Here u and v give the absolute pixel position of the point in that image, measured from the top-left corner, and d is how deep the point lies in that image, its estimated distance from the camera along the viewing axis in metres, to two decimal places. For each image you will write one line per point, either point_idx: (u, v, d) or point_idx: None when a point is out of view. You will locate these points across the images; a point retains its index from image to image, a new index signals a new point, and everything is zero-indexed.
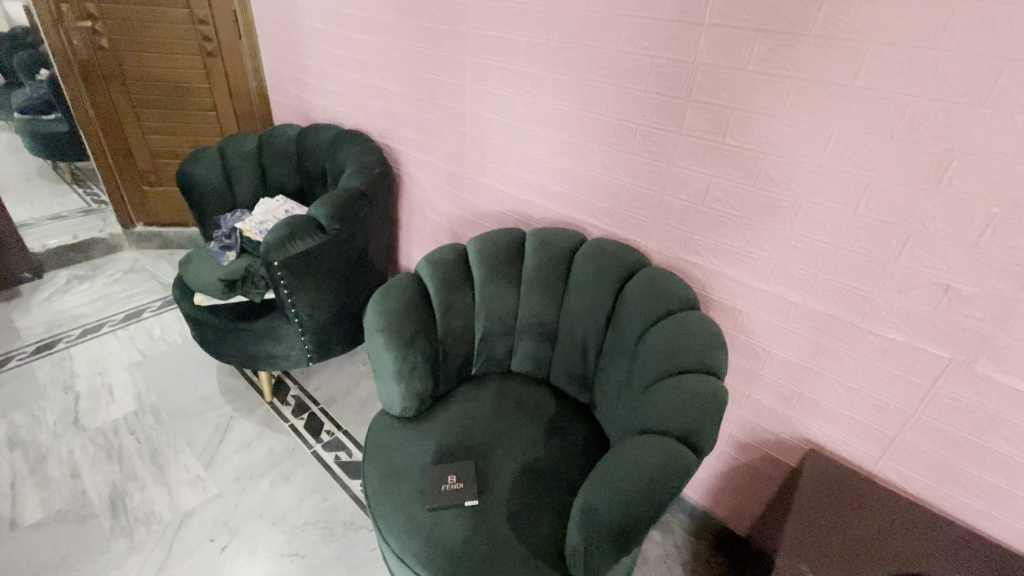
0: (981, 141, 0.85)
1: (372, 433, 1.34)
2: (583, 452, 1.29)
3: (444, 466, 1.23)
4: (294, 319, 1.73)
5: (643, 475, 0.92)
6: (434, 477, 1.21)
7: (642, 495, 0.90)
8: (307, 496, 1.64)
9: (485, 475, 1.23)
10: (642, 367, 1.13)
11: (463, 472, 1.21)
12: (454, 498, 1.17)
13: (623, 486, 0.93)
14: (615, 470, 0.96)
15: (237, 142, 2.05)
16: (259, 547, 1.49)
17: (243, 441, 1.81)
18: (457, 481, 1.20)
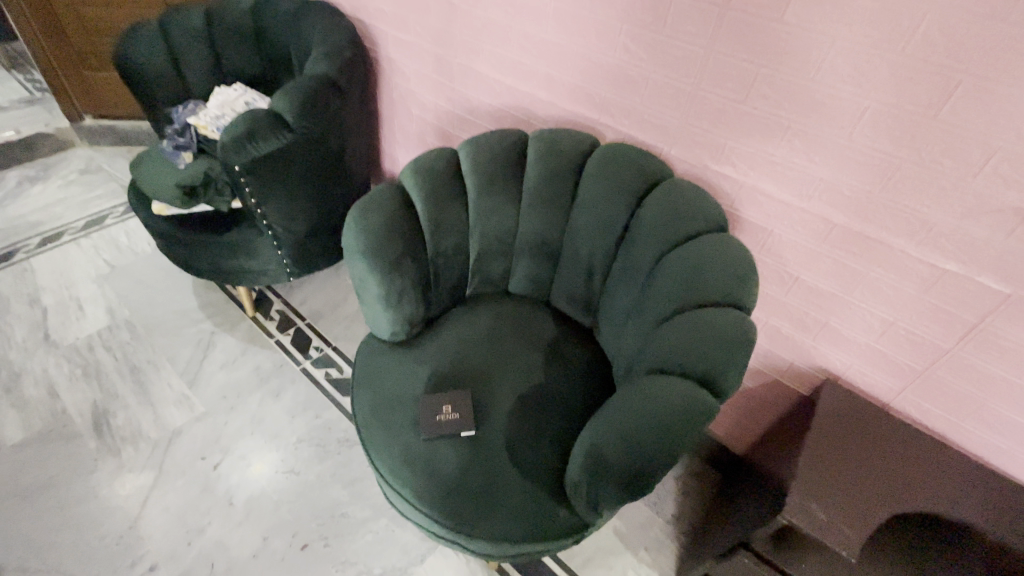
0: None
1: (360, 359, 1.25)
2: (587, 380, 1.21)
3: (439, 395, 1.14)
4: (268, 231, 1.56)
5: (658, 420, 0.83)
6: (428, 407, 1.12)
7: (658, 442, 0.82)
8: (298, 414, 1.59)
9: (483, 405, 1.15)
10: (657, 295, 1.00)
11: (459, 402, 1.13)
12: (449, 430, 1.10)
13: (634, 431, 0.84)
14: (625, 412, 0.87)
15: (179, 14, 1.70)
16: (252, 465, 1.47)
17: (227, 358, 1.73)
18: (452, 411, 1.12)
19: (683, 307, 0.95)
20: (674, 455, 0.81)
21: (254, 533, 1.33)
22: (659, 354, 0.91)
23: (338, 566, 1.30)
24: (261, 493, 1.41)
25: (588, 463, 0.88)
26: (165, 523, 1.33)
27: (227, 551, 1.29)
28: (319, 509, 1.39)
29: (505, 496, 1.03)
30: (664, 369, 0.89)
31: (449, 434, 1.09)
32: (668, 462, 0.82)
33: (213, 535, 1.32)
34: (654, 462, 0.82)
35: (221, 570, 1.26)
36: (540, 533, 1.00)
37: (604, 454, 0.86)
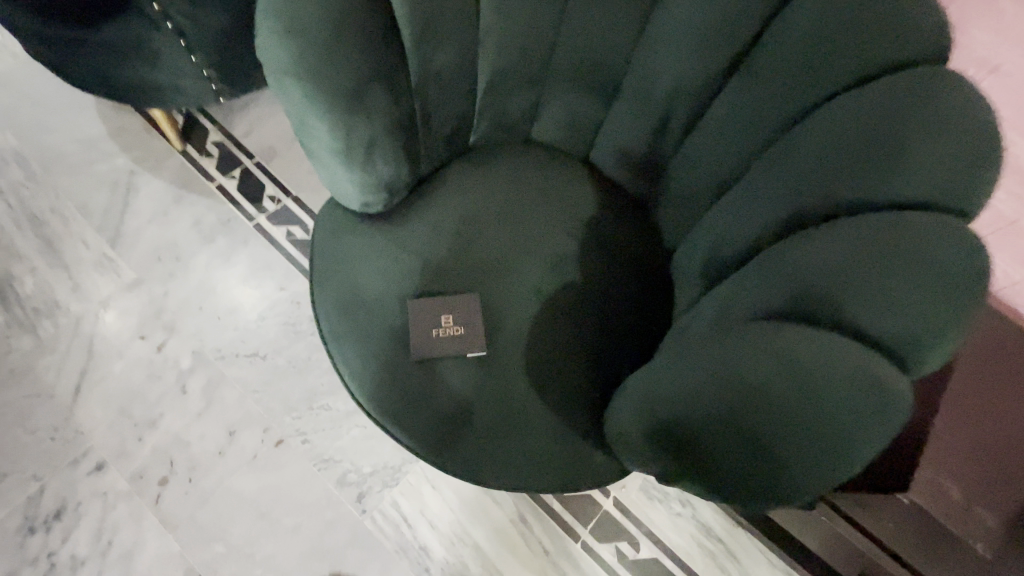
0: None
1: (320, 238, 0.87)
2: (639, 280, 0.88)
3: (436, 300, 0.82)
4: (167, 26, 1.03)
5: (800, 405, 0.51)
6: (421, 317, 0.81)
7: (801, 447, 0.50)
8: (257, 285, 1.27)
9: (496, 313, 0.83)
10: (800, 177, 0.61)
11: (464, 310, 0.82)
12: (451, 349, 0.80)
13: (759, 419, 0.52)
14: (743, 382, 0.53)
15: None
16: (206, 346, 1.19)
17: (157, 209, 1.34)
18: (456, 324, 0.81)
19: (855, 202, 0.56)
20: (823, 470, 0.50)
21: (217, 428, 1.12)
22: (803, 280, 0.55)
23: (321, 464, 1.12)
24: (221, 381, 1.16)
25: (664, 441, 0.58)
26: (107, 415, 1.11)
27: (186, 449, 1.09)
28: (294, 400, 1.16)
29: (525, 436, 0.77)
30: (812, 313, 0.54)
31: (450, 354, 0.80)
32: (805, 476, 0.51)
33: (167, 429, 1.10)
34: (795, 480, 0.51)
35: (183, 469, 1.08)
36: (568, 483, 0.77)
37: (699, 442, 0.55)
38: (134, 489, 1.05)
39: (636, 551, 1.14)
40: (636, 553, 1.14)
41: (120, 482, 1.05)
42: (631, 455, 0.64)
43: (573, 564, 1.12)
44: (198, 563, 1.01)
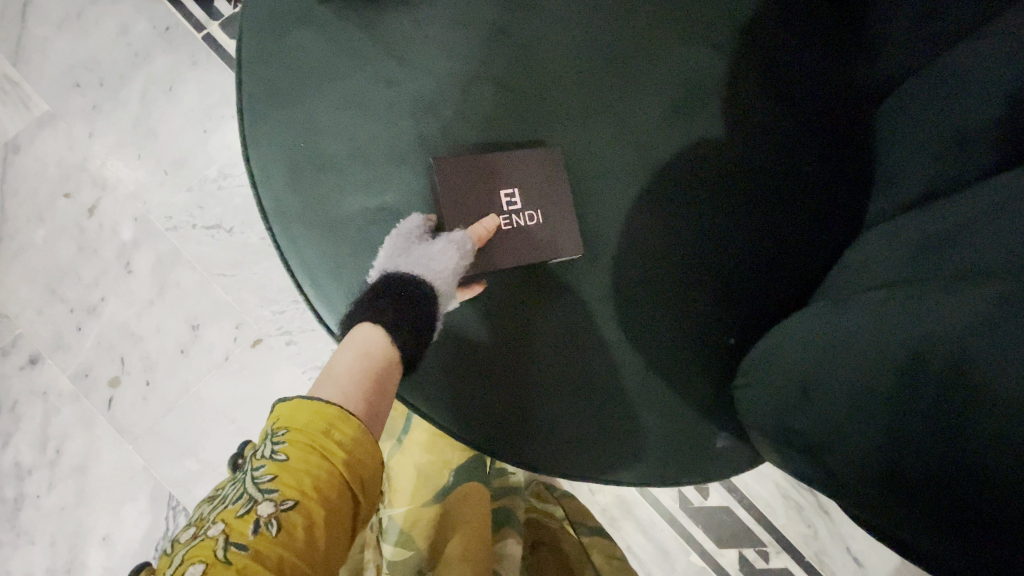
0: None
1: (248, 35, 0.48)
2: (814, 142, 0.51)
3: (491, 158, 0.47)
4: None
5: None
6: (466, 193, 0.46)
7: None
8: (213, 128, 0.91)
9: (566, 191, 0.48)
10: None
11: (536, 178, 0.47)
12: (517, 254, 0.47)
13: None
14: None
15: None
16: (151, 212, 0.88)
17: (65, 7, 0.93)
18: (524, 207, 0.47)
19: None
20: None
21: (176, 320, 0.86)
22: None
23: (311, 372, 0.87)
24: (175, 259, 0.87)
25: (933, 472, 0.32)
26: (35, 296, 0.85)
27: (139, 343, 0.85)
28: (273, 290, 0.88)
29: (601, 397, 0.47)
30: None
31: (514, 262, 0.47)
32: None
33: (113, 319, 0.85)
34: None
35: (137, 369, 0.84)
36: (664, 475, 0.48)
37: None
38: (80, 390, 0.83)
39: (703, 498, 0.91)
40: (703, 501, 0.91)
41: (61, 380, 0.83)
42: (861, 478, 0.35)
43: (624, 509, 0.90)
44: (167, 480, 0.83)
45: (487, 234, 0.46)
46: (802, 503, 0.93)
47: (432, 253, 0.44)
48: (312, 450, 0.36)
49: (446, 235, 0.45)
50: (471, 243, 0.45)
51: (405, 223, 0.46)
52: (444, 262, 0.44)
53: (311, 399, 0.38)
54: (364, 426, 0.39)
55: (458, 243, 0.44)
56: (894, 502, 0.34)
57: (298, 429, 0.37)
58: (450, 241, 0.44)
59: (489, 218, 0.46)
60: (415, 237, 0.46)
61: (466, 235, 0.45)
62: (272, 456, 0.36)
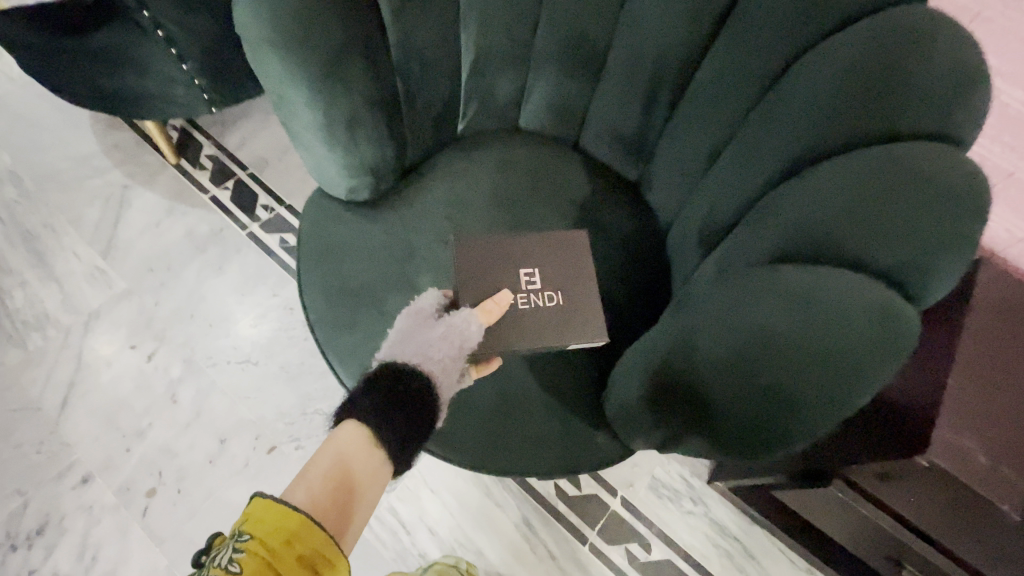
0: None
1: (305, 230, 0.86)
2: (637, 257, 0.86)
3: (509, 245, 0.67)
4: (156, 32, 1.06)
5: (808, 345, 0.46)
6: (490, 275, 0.66)
7: (813, 379, 0.46)
8: (249, 292, 1.25)
9: (580, 267, 0.68)
10: (808, 113, 0.57)
11: (553, 264, 0.67)
12: (535, 325, 0.64)
13: (776, 360, 0.47)
14: (739, 319, 0.50)
15: None
16: (196, 355, 1.17)
17: (149, 220, 1.33)
18: (542, 286, 0.66)
19: (864, 137, 0.54)
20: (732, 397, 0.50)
21: (207, 437, 1.08)
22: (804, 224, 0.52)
23: None
24: (211, 389, 1.13)
25: (675, 409, 0.54)
26: (93, 427, 1.07)
27: (175, 459, 1.06)
28: (286, 407, 1.13)
29: (523, 419, 0.74)
30: (818, 253, 0.50)
31: (534, 334, 0.64)
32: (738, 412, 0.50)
33: (155, 441, 1.07)
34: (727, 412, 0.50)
35: (171, 480, 1.04)
36: (568, 468, 0.74)
37: (745, 396, 0.49)
38: (121, 502, 1.01)
39: (647, 552, 1.09)
40: (648, 556, 1.08)
41: (106, 494, 1.02)
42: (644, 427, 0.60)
43: (582, 570, 1.06)
44: None
45: (498, 308, 0.63)
46: (733, 552, 1.10)
47: (439, 335, 0.60)
48: (265, 560, 0.44)
49: (447, 321, 0.61)
50: (474, 324, 0.61)
51: (425, 298, 0.65)
52: (449, 347, 0.60)
53: (280, 505, 0.48)
54: (320, 536, 0.48)
55: (468, 328, 0.61)
56: (675, 434, 0.56)
57: (258, 540, 0.45)
58: (455, 324, 0.61)
59: (501, 296, 0.64)
60: (427, 316, 0.63)
61: (470, 316, 0.61)
62: (227, 567, 0.43)
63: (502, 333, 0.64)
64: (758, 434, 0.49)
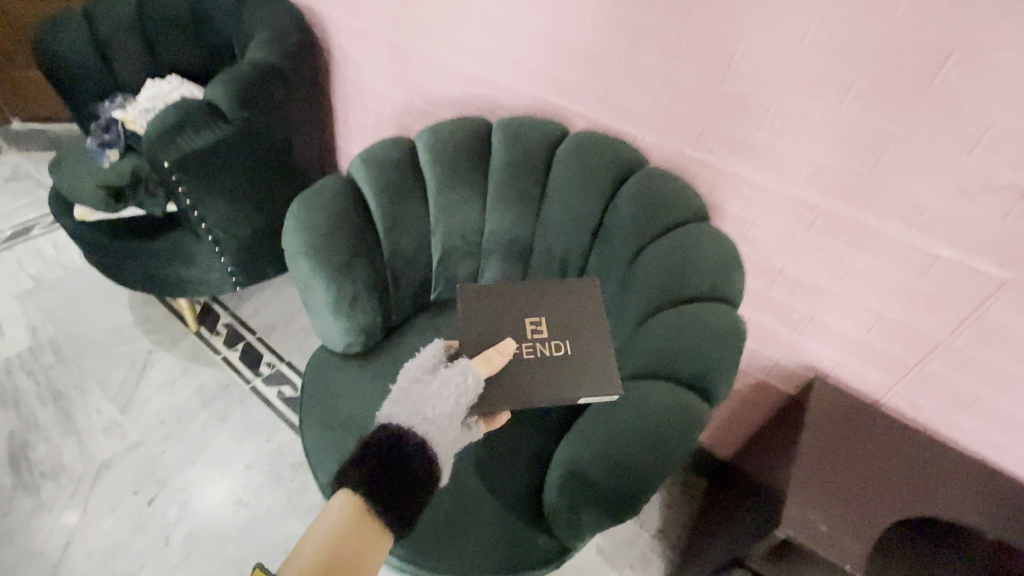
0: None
1: (308, 378, 1.11)
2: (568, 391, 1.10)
3: (519, 303, 0.87)
4: (208, 237, 1.43)
5: (655, 439, 0.72)
6: (504, 328, 0.83)
7: (648, 449, 0.71)
8: (246, 438, 1.43)
9: (589, 313, 0.86)
10: (647, 288, 0.90)
11: (557, 319, 0.85)
12: (540, 368, 0.79)
13: (627, 440, 0.73)
14: (607, 416, 0.78)
15: (107, 1, 1.58)
16: (192, 498, 1.30)
17: (166, 378, 1.55)
18: (547, 337, 0.83)
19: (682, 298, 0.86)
20: (600, 467, 0.73)
21: None
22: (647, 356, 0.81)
23: None
24: (202, 530, 1.25)
25: (571, 488, 0.75)
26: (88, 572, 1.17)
27: None
28: (269, 546, 1.24)
29: (478, 526, 0.90)
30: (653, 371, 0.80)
31: (538, 374, 0.78)
32: (604, 476, 0.72)
33: None
34: (598, 478, 0.73)
35: None
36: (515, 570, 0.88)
37: (609, 465, 0.72)
38: None
39: None
40: None
41: None
42: (557, 513, 0.79)
43: None
44: None
45: (506, 353, 0.79)
46: None
47: (438, 386, 0.71)
48: None
49: (445, 374, 0.72)
50: (470, 376, 0.73)
51: (430, 350, 0.76)
52: (446, 405, 0.70)
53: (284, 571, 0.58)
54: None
55: (464, 383, 0.72)
56: (573, 509, 0.75)
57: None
58: (452, 376, 0.72)
59: (507, 342, 0.79)
60: (428, 369, 0.74)
61: (468, 368, 0.73)
62: None
63: (512, 374, 0.78)
64: (620, 492, 0.71)
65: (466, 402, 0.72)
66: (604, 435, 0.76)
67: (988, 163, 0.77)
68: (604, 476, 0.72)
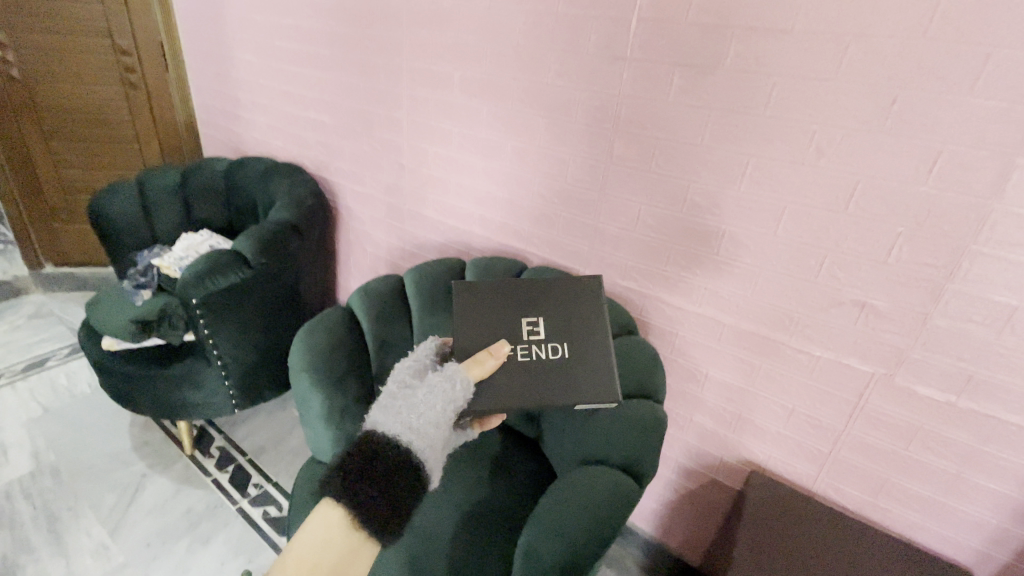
0: (967, 80, 0.81)
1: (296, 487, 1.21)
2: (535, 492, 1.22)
3: (518, 304, 0.93)
4: (217, 362, 1.62)
5: (598, 509, 0.86)
6: (503, 329, 0.90)
7: (593, 518, 0.85)
8: (229, 560, 1.46)
9: (585, 317, 0.93)
10: None
11: (556, 322, 0.92)
12: (535, 371, 0.86)
13: (576, 512, 0.86)
14: (559, 496, 0.91)
15: (158, 175, 1.96)
16: None
17: (157, 501, 1.61)
18: (545, 340, 0.90)
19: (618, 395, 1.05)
20: (555, 540, 0.84)
21: None
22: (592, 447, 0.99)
23: None
24: None
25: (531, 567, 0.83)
26: None
27: None
28: None
29: None
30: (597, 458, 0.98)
31: (534, 376, 0.85)
32: (559, 548, 0.83)
33: None
34: (554, 551, 0.83)
35: None
36: None
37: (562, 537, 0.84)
38: None
39: None
40: None
41: None
42: None
43: None
44: None
45: (503, 354, 0.84)
46: None
47: (425, 387, 0.75)
48: None
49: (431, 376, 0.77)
50: (458, 377, 0.77)
51: (421, 351, 0.84)
52: (434, 412, 0.73)
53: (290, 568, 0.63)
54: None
55: (453, 390, 0.76)
56: None
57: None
58: (438, 380, 0.76)
59: (501, 346, 0.84)
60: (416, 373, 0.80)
61: (455, 369, 0.78)
62: None
63: (507, 377, 0.85)
64: (574, 560, 0.81)
65: (453, 410, 0.76)
66: (556, 512, 0.88)
67: (832, 284, 1.02)
68: (560, 547, 0.83)
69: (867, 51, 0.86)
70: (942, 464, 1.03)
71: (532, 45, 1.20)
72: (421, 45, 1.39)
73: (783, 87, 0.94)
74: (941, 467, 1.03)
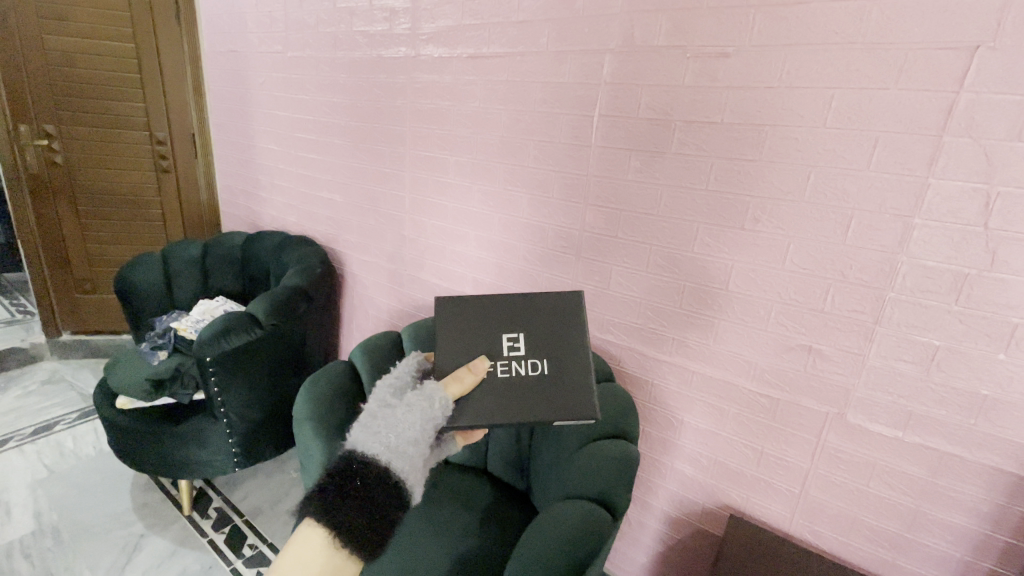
0: (862, 159, 0.99)
1: None
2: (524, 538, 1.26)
3: (500, 321, 1.04)
4: (223, 420, 1.70)
5: (575, 535, 0.94)
6: (485, 346, 1.01)
7: (571, 543, 0.92)
8: None
9: (562, 331, 1.04)
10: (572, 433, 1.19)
11: (535, 338, 1.03)
12: (514, 385, 0.97)
13: (555, 540, 0.94)
14: (540, 528, 0.98)
15: (182, 248, 2.16)
16: None
17: (153, 561, 1.62)
18: (525, 357, 1.01)
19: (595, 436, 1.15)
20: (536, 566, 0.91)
21: None
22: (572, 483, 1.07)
23: None
24: None
25: None
26: None
27: None
28: None
29: None
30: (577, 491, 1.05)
31: (514, 390, 0.97)
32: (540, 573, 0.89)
33: None
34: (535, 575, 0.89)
35: None
36: None
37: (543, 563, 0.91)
38: None
39: None
40: None
41: None
42: None
43: None
44: None
45: (484, 370, 0.96)
46: None
47: (403, 406, 0.86)
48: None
49: (409, 395, 0.88)
50: (435, 394, 0.88)
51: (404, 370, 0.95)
52: (413, 430, 0.83)
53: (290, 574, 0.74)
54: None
55: (432, 407, 0.86)
56: None
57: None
58: (415, 399, 0.86)
59: (480, 363, 0.95)
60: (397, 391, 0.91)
61: (432, 387, 0.88)
62: None
63: (489, 391, 0.96)
64: None
65: (431, 425, 0.85)
66: (537, 543, 0.95)
67: (781, 331, 1.15)
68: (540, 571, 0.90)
69: (781, 138, 1.06)
70: (901, 498, 1.10)
71: (514, 135, 1.42)
72: (422, 136, 1.63)
73: (719, 166, 1.14)
74: (901, 501, 1.10)
